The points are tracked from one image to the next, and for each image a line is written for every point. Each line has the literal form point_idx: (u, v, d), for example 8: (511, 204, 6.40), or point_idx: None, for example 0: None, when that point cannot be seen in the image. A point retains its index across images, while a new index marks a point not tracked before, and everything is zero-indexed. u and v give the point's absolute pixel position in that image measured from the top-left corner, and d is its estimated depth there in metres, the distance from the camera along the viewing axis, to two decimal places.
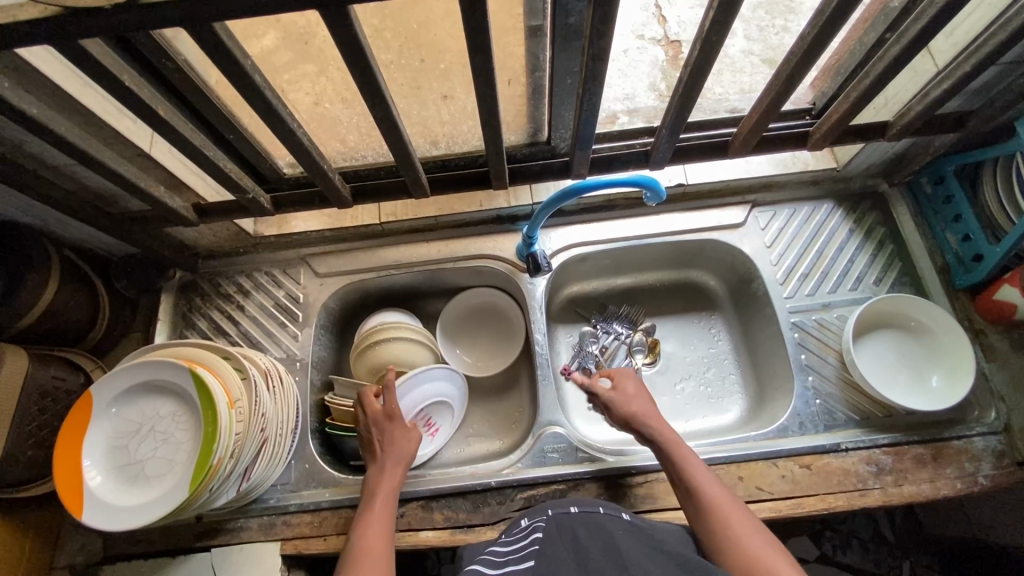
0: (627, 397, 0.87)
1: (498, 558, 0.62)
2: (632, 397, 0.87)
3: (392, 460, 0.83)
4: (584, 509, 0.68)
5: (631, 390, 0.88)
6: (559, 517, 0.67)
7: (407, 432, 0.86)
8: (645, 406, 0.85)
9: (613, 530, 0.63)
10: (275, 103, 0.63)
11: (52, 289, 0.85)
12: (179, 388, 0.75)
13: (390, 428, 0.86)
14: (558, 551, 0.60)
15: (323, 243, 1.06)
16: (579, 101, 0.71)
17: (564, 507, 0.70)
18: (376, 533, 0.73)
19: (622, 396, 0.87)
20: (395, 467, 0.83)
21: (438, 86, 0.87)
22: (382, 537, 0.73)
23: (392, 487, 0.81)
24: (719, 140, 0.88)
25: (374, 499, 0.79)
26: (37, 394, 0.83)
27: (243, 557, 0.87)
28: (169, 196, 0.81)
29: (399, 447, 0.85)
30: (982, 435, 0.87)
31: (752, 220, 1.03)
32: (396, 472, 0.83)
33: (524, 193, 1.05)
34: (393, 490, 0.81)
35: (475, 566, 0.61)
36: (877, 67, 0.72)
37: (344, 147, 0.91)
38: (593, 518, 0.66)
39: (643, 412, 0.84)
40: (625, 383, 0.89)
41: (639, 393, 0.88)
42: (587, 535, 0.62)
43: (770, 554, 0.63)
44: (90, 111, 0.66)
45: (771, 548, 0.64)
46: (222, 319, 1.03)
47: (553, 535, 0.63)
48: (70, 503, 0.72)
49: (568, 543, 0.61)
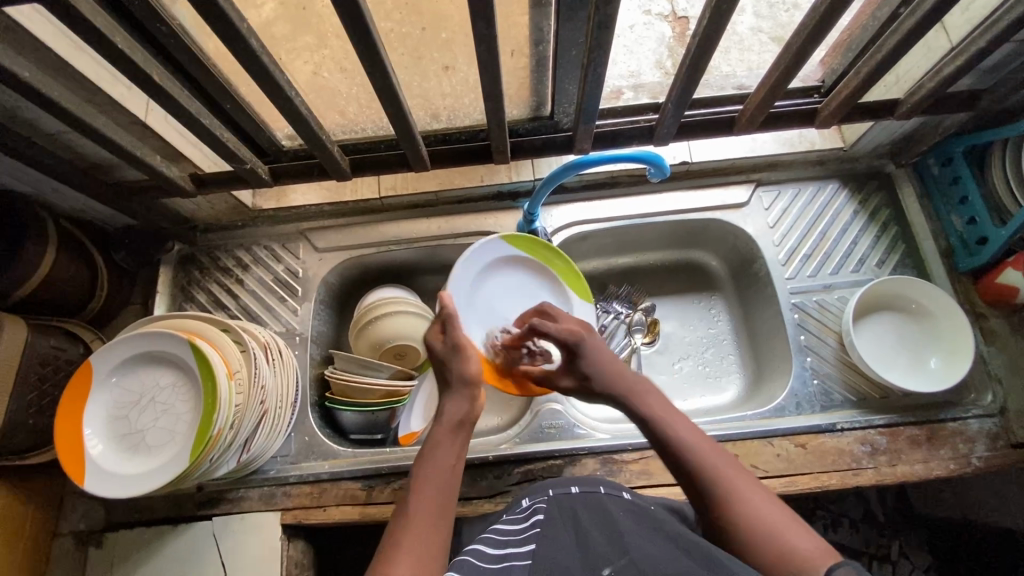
0: (579, 377, 0.81)
1: (497, 539, 0.62)
2: (579, 371, 0.81)
3: (465, 389, 0.77)
4: (585, 489, 0.69)
5: (575, 355, 0.81)
6: (561, 500, 0.68)
7: (462, 349, 0.79)
8: (608, 380, 0.78)
9: (614, 511, 0.63)
10: (272, 69, 0.62)
11: (51, 258, 0.85)
12: (178, 359, 0.75)
13: (463, 335, 0.81)
14: (559, 535, 0.60)
15: (322, 217, 1.06)
16: (584, 72, 0.70)
17: (565, 488, 0.71)
18: (437, 493, 0.65)
19: (571, 363, 0.81)
20: (459, 396, 0.76)
21: (440, 57, 0.82)
22: (435, 502, 0.64)
23: (456, 424, 0.73)
24: (726, 115, 0.86)
25: (438, 435, 0.72)
26: (37, 363, 0.83)
27: (243, 525, 0.89)
28: (167, 166, 0.80)
29: (457, 372, 0.78)
30: (979, 417, 0.88)
31: (756, 199, 1.02)
32: (454, 401, 0.75)
33: (525, 168, 1.03)
34: (449, 432, 0.72)
35: (477, 547, 0.60)
36: (889, 41, 0.71)
37: (343, 119, 0.89)
38: (595, 500, 0.66)
39: (611, 391, 0.77)
40: (562, 338, 0.82)
41: (590, 348, 0.81)
42: (588, 519, 0.62)
43: (788, 529, 0.57)
44: (85, 76, 0.65)
45: (819, 551, 0.55)
46: (221, 293, 1.02)
47: (555, 517, 0.64)
48: (72, 471, 0.73)
49: (569, 526, 0.62)
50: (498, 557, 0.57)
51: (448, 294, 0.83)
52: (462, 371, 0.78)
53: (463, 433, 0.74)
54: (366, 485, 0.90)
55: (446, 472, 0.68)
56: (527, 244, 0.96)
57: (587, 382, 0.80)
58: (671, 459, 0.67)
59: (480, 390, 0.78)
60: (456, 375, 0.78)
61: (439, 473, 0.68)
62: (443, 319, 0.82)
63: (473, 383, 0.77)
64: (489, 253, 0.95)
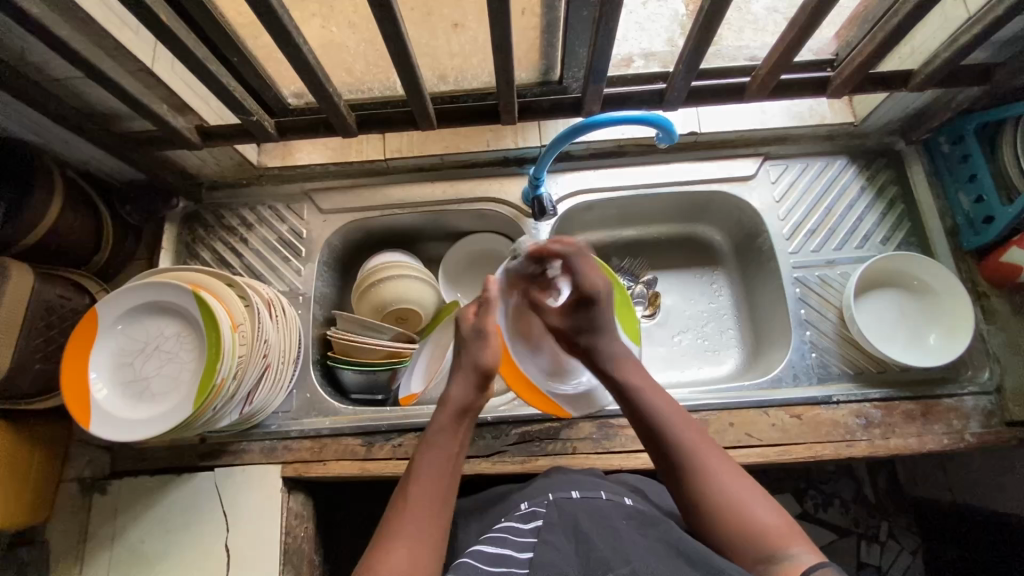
0: (578, 325, 0.78)
1: (498, 538, 0.63)
2: (582, 321, 0.78)
3: (476, 374, 0.74)
4: (585, 495, 0.68)
5: (587, 307, 0.77)
6: (561, 503, 0.67)
7: (487, 341, 0.75)
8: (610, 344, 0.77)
9: (615, 516, 0.64)
10: (280, 12, 0.61)
11: (57, 207, 0.85)
12: (184, 310, 0.76)
13: (491, 322, 0.76)
14: (560, 543, 0.60)
15: (327, 178, 1.05)
16: (594, 30, 0.69)
17: (566, 492, 0.70)
18: (436, 482, 0.67)
19: (577, 312, 0.78)
20: (463, 382, 0.74)
21: (449, 13, 0.80)
22: (436, 492, 0.66)
23: (461, 410, 0.73)
24: (736, 83, 0.85)
25: (441, 418, 0.72)
26: (43, 310, 0.84)
27: (245, 477, 0.90)
28: (173, 116, 0.80)
29: (472, 358, 0.75)
30: (974, 394, 0.89)
31: (763, 173, 1.01)
32: (458, 388, 0.74)
33: (532, 133, 1.03)
34: (455, 420, 0.72)
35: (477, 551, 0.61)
36: (905, 7, 0.70)
37: (350, 78, 0.88)
38: (594, 505, 0.66)
39: (603, 346, 0.77)
40: (582, 287, 0.77)
41: (602, 306, 0.78)
42: (587, 519, 0.62)
43: (753, 503, 0.63)
44: (92, 17, 0.64)
45: (782, 524, 0.61)
46: (226, 251, 1.03)
47: (554, 521, 0.63)
48: (77, 414, 0.73)
49: (569, 530, 0.61)
50: (498, 560, 0.59)
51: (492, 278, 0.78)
52: (479, 360, 0.74)
53: (466, 421, 0.73)
54: (366, 441, 0.92)
55: (447, 460, 0.69)
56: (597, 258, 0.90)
57: (581, 333, 0.78)
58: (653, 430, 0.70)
59: (491, 380, 0.75)
60: (472, 363, 0.74)
61: (439, 462, 0.69)
62: (480, 302, 0.78)
63: (486, 376, 0.74)
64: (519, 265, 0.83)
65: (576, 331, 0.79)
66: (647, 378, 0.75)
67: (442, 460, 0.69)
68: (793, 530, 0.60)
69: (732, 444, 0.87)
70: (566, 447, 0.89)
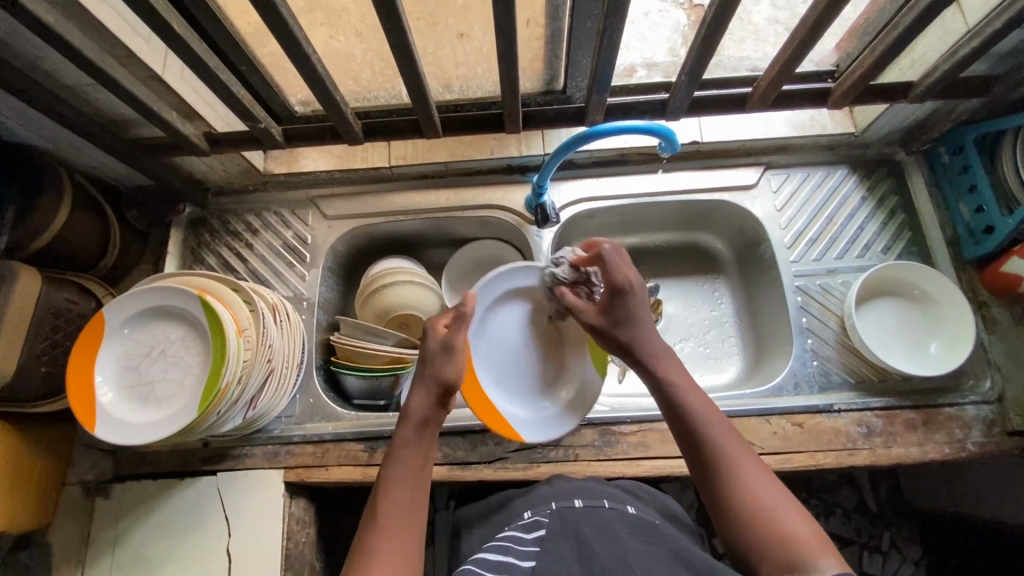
0: (618, 319, 0.75)
1: (502, 547, 0.63)
2: (620, 313, 0.74)
3: (433, 383, 0.72)
4: (588, 503, 0.69)
5: (621, 297, 0.74)
6: (563, 512, 0.67)
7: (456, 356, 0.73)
8: (649, 338, 0.73)
9: (616, 524, 0.64)
10: (290, 22, 0.63)
11: (65, 212, 0.86)
12: (190, 314, 0.77)
13: (464, 337, 0.74)
14: (561, 548, 0.60)
15: (332, 185, 1.06)
16: (598, 41, 0.70)
17: (568, 501, 0.71)
18: (402, 496, 0.64)
19: (611, 304, 0.75)
20: (422, 392, 0.72)
21: (455, 24, 0.81)
22: (405, 504, 0.63)
23: (422, 420, 0.70)
24: (739, 92, 0.86)
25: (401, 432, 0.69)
26: (50, 314, 0.84)
27: (246, 482, 0.91)
28: (182, 123, 0.81)
29: (433, 371, 0.72)
30: (975, 404, 0.89)
31: (764, 182, 1.02)
32: (416, 398, 0.71)
33: (536, 141, 1.04)
34: (414, 430, 0.69)
35: (482, 558, 0.62)
36: (905, 20, 0.71)
37: (356, 86, 0.89)
38: (597, 513, 0.66)
39: (640, 339, 0.73)
40: (615, 278, 0.74)
41: (637, 296, 0.75)
42: (589, 528, 0.62)
43: (782, 511, 0.57)
44: (105, 26, 0.65)
45: (814, 538, 0.55)
46: (230, 256, 1.04)
47: (556, 528, 0.63)
48: (82, 417, 0.74)
49: (571, 537, 0.61)
50: (500, 568, 0.58)
51: (474, 292, 0.76)
52: (445, 372, 0.72)
53: (429, 432, 0.70)
54: (368, 447, 0.92)
55: (412, 472, 0.66)
56: (552, 272, 0.90)
57: (620, 326, 0.74)
58: (681, 420, 0.66)
59: (451, 390, 0.73)
60: (435, 375, 0.72)
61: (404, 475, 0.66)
62: (455, 314, 0.76)
63: (446, 387, 0.72)
64: (518, 278, 0.88)
65: (615, 324, 0.75)
66: (685, 375, 0.70)
67: (407, 471, 0.66)
68: (826, 547, 0.54)
69: None
70: (568, 453, 0.90)
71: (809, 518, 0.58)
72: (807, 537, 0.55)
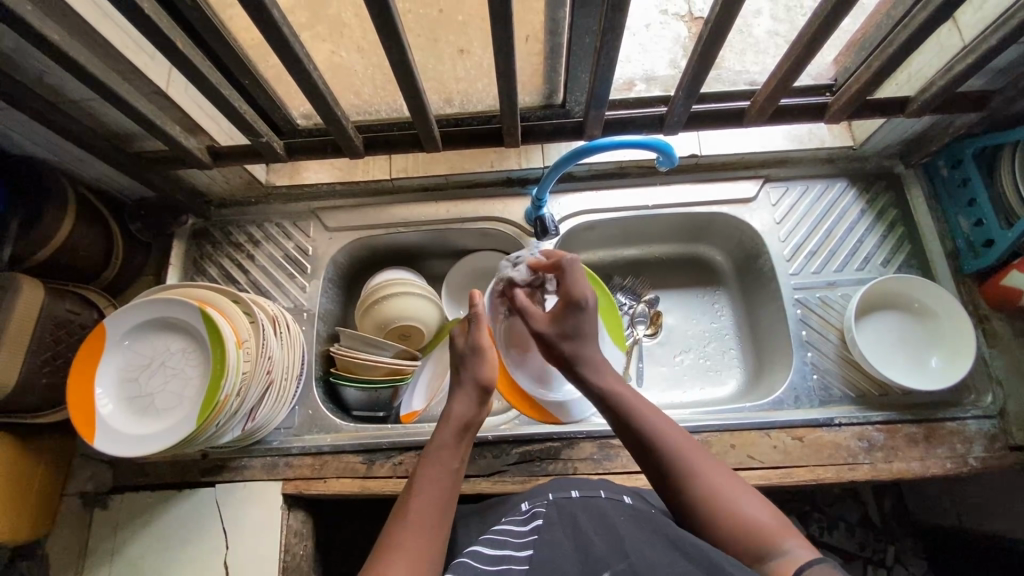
0: (566, 330, 0.77)
1: (497, 540, 0.62)
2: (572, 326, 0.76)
3: (476, 389, 0.75)
4: (585, 493, 0.67)
5: (576, 310, 0.77)
6: (561, 503, 0.66)
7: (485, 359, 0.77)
8: (593, 346, 0.77)
9: (614, 515, 0.62)
10: (291, 40, 0.64)
11: (68, 224, 0.87)
12: (190, 325, 0.77)
13: (485, 335, 0.78)
14: (559, 541, 0.58)
15: (333, 197, 1.07)
16: (595, 58, 0.71)
17: (566, 492, 0.69)
18: (434, 491, 0.65)
19: (566, 315, 0.77)
20: (464, 398, 0.74)
21: (454, 40, 0.82)
22: (436, 500, 0.64)
23: (462, 422, 0.72)
24: (737, 106, 0.86)
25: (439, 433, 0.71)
26: (52, 325, 0.85)
27: (245, 493, 0.91)
28: (184, 137, 0.82)
29: (471, 377, 0.76)
30: (977, 418, 0.88)
31: (763, 195, 1.02)
32: (458, 403, 0.74)
33: (536, 154, 1.04)
34: (451, 432, 0.71)
35: (476, 548, 0.60)
36: (900, 37, 0.72)
37: (358, 100, 0.89)
38: (595, 503, 0.64)
39: (587, 354, 0.76)
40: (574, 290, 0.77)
41: (590, 311, 0.78)
42: (585, 519, 0.61)
43: (742, 500, 0.61)
44: (111, 43, 0.67)
45: (775, 520, 0.59)
46: (232, 268, 1.04)
47: (553, 521, 0.62)
48: (82, 428, 0.74)
49: (568, 530, 0.60)
50: (496, 558, 0.58)
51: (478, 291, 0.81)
52: (478, 375, 0.76)
53: (468, 437, 0.72)
54: (366, 459, 0.92)
55: (446, 471, 0.67)
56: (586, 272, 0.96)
57: (567, 339, 0.76)
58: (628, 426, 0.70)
59: (490, 395, 0.77)
60: (475, 379, 0.76)
61: (439, 471, 0.67)
62: (470, 317, 0.80)
63: (484, 389, 0.75)
64: None
65: (564, 336, 0.77)
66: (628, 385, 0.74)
67: (441, 468, 0.67)
68: (790, 531, 0.58)
69: (734, 466, 0.86)
70: (567, 466, 0.89)
71: (768, 501, 0.62)
72: (768, 520, 0.60)
